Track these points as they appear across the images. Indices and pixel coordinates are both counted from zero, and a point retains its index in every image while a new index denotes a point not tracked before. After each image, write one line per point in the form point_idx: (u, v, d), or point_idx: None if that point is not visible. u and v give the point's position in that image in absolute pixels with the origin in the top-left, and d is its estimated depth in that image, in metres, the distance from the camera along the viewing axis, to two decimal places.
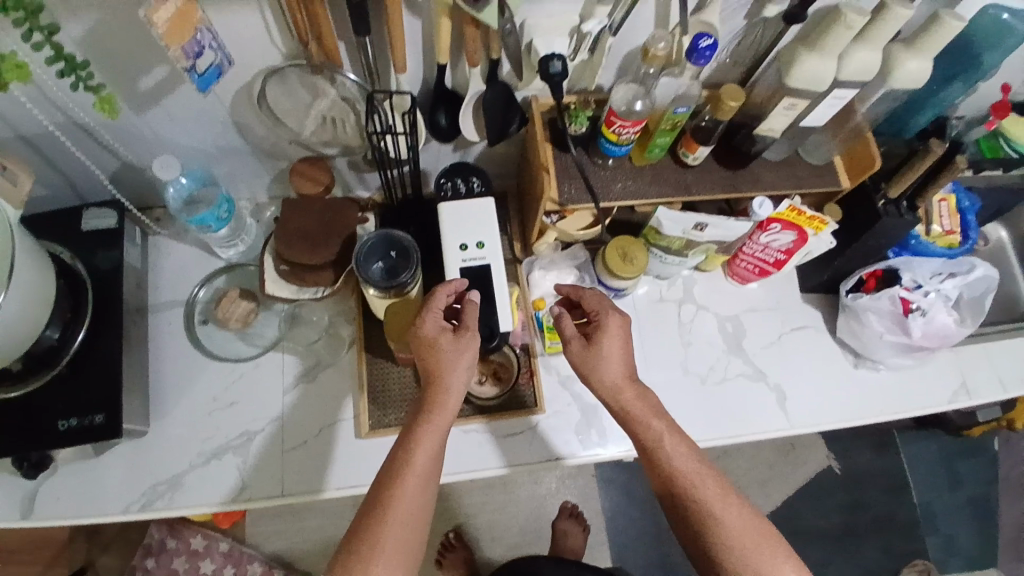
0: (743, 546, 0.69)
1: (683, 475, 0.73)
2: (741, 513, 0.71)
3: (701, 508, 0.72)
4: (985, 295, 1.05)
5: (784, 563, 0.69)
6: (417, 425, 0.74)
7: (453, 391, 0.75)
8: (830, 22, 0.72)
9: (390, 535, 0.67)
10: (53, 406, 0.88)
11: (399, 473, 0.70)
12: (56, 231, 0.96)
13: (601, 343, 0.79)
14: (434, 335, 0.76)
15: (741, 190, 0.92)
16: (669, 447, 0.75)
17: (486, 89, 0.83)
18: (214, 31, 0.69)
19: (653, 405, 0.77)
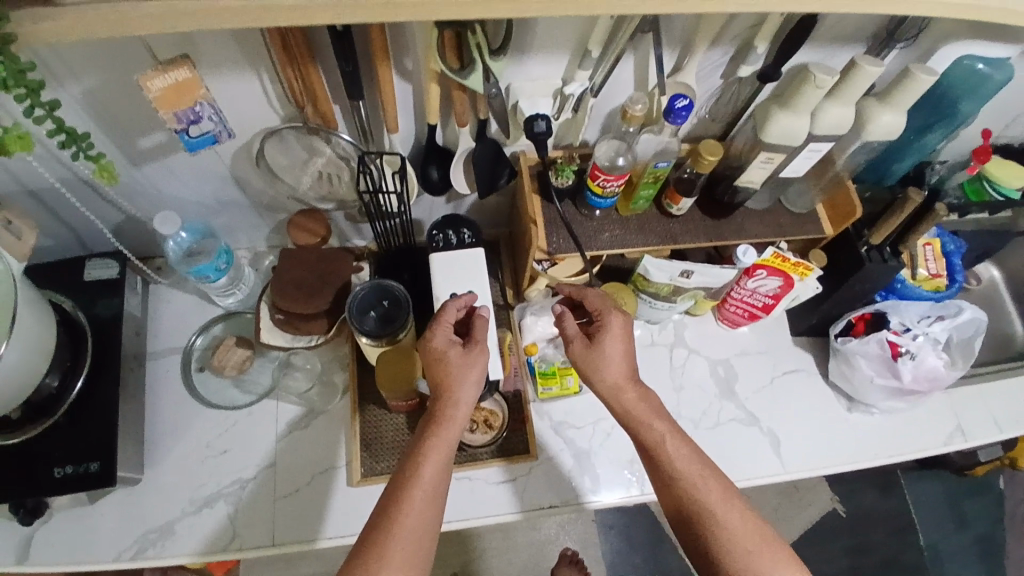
0: (748, 547, 0.69)
1: (686, 476, 0.74)
2: (744, 515, 0.71)
3: (704, 510, 0.71)
4: (974, 337, 1.04)
5: (787, 566, 0.69)
6: (425, 437, 0.74)
7: (461, 404, 0.76)
8: (800, 83, 0.74)
9: (398, 545, 0.66)
10: (49, 453, 0.90)
11: (407, 484, 0.70)
12: (59, 281, 0.99)
13: (602, 344, 0.79)
14: (444, 348, 0.78)
15: (724, 238, 0.95)
16: (671, 449, 0.75)
17: (475, 146, 0.87)
18: (215, 105, 0.74)
19: (654, 406, 0.78)
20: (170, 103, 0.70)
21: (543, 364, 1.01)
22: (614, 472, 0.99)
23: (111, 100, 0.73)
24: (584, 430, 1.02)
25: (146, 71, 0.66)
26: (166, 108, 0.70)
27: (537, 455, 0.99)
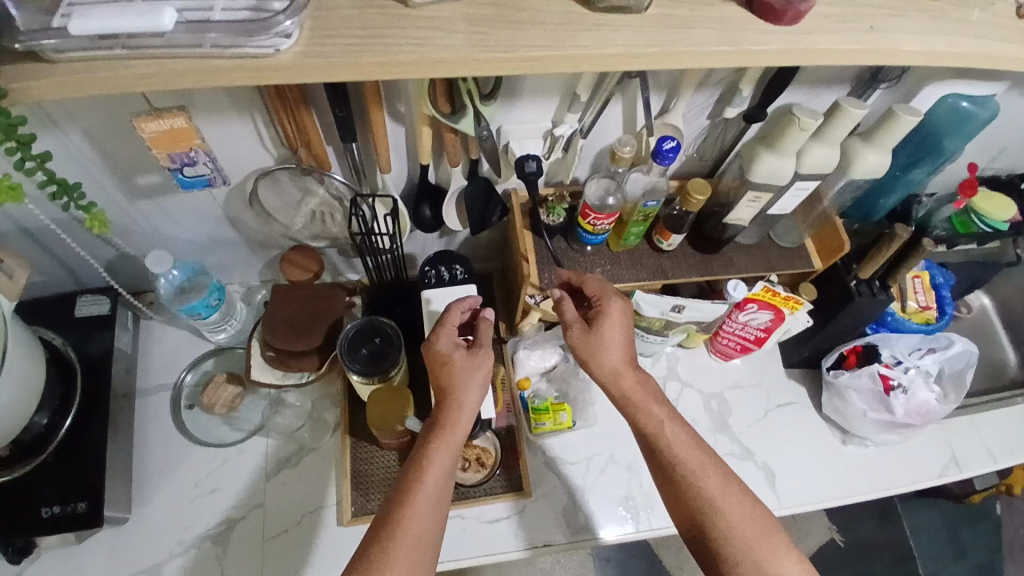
0: (746, 534, 0.68)
1: (682, 463, 0.73)
2: (742, 501, 0.70)
3: (703, 497, 0.70)
4: (965, 370, 1.05)
5: (789, 556, 0.68)
6: (429, 441, 0.73)
7: (466, 409, 0.75)
8: (785, 125, 0.76)
9: (401, 552, 0.64)
10: (38, 493, 0.88)
11: (410, 488, 0.69)
12: (50, 319, 0.98)
13: (601, 327, 0.78)
14: (449, 351, 0.77)
15: (715, 272, 0.96)
16: (669, 434, 0.74)
17: (467, 184, 0.88)
18: (213, 155, 0.76)
19: (653, 392, 0.77)
20: (166, 146, 0.72)
21: (536, 400, 1.01)
22: (609, 509, 0.98)
23: (107, 142, 0.74)
24: (578, 466, 1.01)
25: (141, 114, 0.67)
26: (161, 150, 0.72)
27: (530, 493, 0.97)
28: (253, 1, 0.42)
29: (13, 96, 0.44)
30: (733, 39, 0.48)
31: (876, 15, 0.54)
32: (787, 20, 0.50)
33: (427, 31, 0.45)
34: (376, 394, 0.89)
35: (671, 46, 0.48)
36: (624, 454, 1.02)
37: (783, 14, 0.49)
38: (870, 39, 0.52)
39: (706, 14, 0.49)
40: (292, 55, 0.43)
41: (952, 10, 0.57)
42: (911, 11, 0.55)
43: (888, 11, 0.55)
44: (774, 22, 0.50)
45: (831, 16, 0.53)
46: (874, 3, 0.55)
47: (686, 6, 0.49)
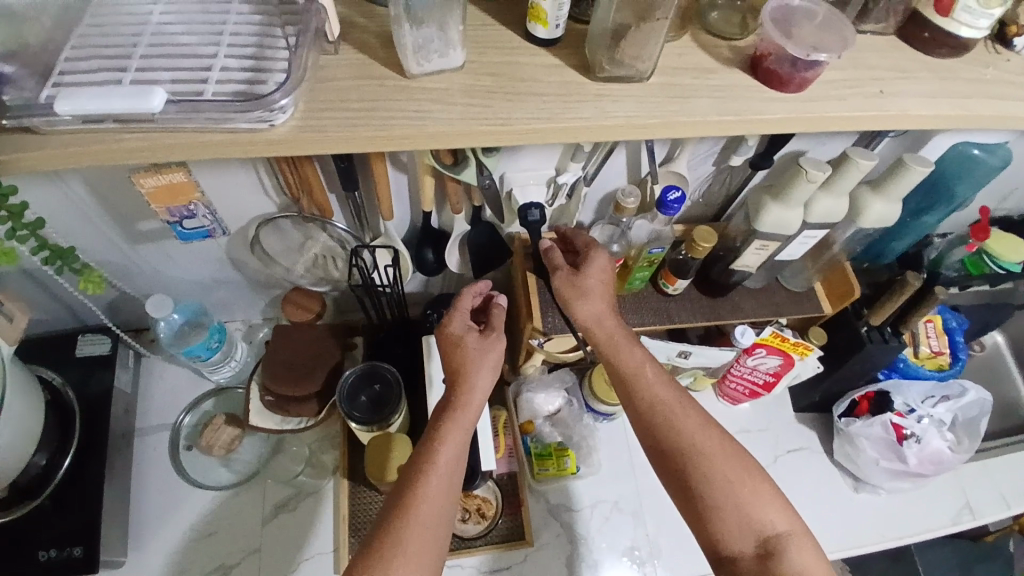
0: (727, 477, 0.67)
1: (661, 406, 0.70)
2: (723, 442, 0.69)
3: (684, 438, 0.69)
4: (979, 418, 1.02)
5: (777, 506, 0.67)
6: (441, 422, 0.70)
7: (476, 390, 0.72)
8: (792, 177, 0.75)
9: (413, 537, 0.63)
10: (34, 536, 0.87)
11: (422, 471, 0.66)
12: (51, 359, 0.98)
13: (588, 272, 0.76)
14: (461, 333, 0.76)
15: (721, 317, 0.94)
16: (649, 377, 0.72)
17: (469, 229, 0.87)
18: (212, 208, 0.78)
19: (634, 338, 0.74)
20: (163, 200, 0.74)
21: (537, 444, 1.00)
22: (613, 559, 0.96)
23: (110, 189, 0.74)
24: (581, 513, 0.99)
25: (141, 170, 0.68)
26: (159, 203, 0.74)
27: (533, 542, 0.95)
28: (249, 75, 0.42)
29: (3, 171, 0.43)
30: (738, 107, 0.48)
31: (885, 78, 0.54)
32: (792, 89, 0.49)
33: (426, 103, 0.45)
34: (388, 439, 0.87)
35: (672, 115, 0.47)
36: (628, 501, 1.00)
37: (789, 83, 0.49)
38: (877, 104, 0.51)
39: (708, 82, 0.49)
40: (287, 129, 0.43)
41: (963, 70, 0.56)
42: (920, 72, 0.55)
43: (896, 74, 0.54)
44: (780, 90, 0.49)
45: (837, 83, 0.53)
46: (881, 65, 0.54)
47: (689, 74, 0.49)
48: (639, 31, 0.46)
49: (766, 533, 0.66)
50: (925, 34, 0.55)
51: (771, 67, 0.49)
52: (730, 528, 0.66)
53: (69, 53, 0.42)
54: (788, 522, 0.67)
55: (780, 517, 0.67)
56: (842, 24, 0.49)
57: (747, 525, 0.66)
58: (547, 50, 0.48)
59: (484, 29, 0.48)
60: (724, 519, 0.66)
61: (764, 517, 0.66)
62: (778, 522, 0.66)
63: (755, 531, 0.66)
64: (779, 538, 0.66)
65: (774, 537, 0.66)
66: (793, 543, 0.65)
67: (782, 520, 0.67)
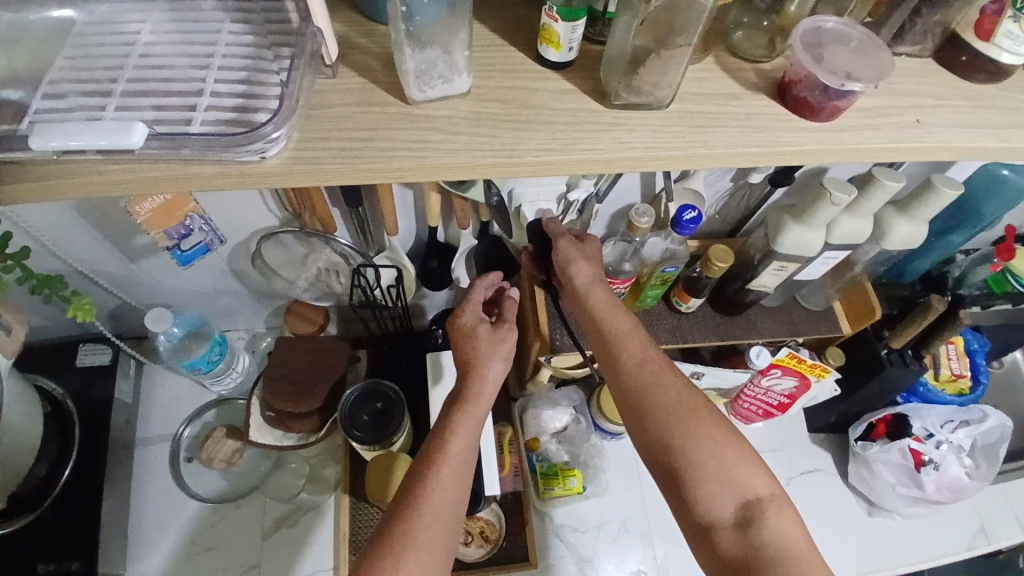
0: (708, 438, 0.63)
1: (646, 365, 0.66)
2: (706, 405, 0.65)
3: (665, 400, 0.64)
4: (999, 444, 0.98)
5: (760, 472, 0.63)
6: (452, 410, 0.68)
7: (489, 380, 0.70)
8: (815, 198, 0.71)
9: (423, 529, 0.60)
10: (32, 550, 0.86)
11: (431, 459, 0.64)
12: (51, 367, 0.96)
13: (587, 244, 0.75)
14: (473, 324, 0.74)
15: (736, 337, 0.91)
16: (634, 337, 0.68)
17: (476, 244, 0.86)
18: (207, 218, 0.77)
19: (619, 305, 0.71)
20: (161, 222, 0.73)
21: (543, 462, 0.97)
22: None
23: (110, 204, 0.74)
24: (587, 534, 0.96)
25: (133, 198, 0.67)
26: (157, 228, 0.73)
27: (537, 563, 0.93)
28: (240, 102, 0.39)
29: None
30: (763, 138, 0.45)
31: (918, 106, 0.51)
32: (823, 117, 0.46)
33: (430, 132, 0.42)
34: (388, 458, 0.85)
35: (692, 147, 0.44)
36: (636, 522, 0.98)
37: (820, 111, 0.46)
38: (906, 137, 0.49)
39: (731, 108, 0.46)
40: (281, 160, 0.40)
41: (1003, 97, 0.53)
42: (956, 100, 0.52)
43: (932, 102, 0.51)
44: (809, 118, 0.47)
45: (865, 116, 0.50)
46: (916, 92, 0.52)
47: (711, 101, 0.46)
48: (658, 59, 0.43)
49: (747, 498, 0.61)
50: (963, 58, 0.52)
51: (800, 95, 0.46)
52: (712, 493, 0.61)
53: (50, 79, 0.39)
54: (772, 489, 0.62)
55: (763, 481, 0.62)
56: (878, 51, 0.47)
57: (728, 489, 0.61)
58: (559, 73, 0.45)
59: (494, 50, 0.45)
60: (703, 482, 0.62)
61: (746, 481, 0.62)
62: (761, 488, 0.62)
63: (736, 496, 0.61)
64: (761, 503, 0.61)
65: (756, 502, 0.61)
66: (775, 510, 0.61)
67: (765, 485, 0.62)
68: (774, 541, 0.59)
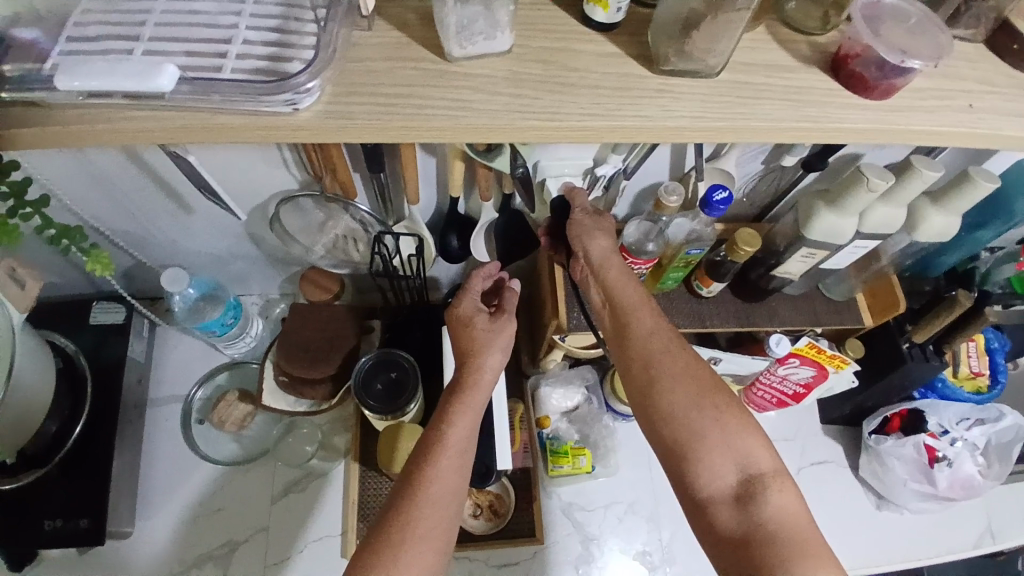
0: (713, 410, 0.62)
1: (656, 333, 0.66)
2: (712, 378, 0.64)
3: (671, 372, 0.64)
4: (1013, 444, 0.97)
5: (762, 447, 0.62)
6: (453, 394, 0.68)
7: (487, 369, 0.70)
8: (850, 184, 0.69)
9: (423, 517, 0.60)
10: (42, 503, 0.88)
11: (433, 451, 0.64)
12: (63, 324, 0.96)
13: (603, 217, 0.73)
14: (471, 314, 0.74)
15: (758, 324, 0.89)
16: (646, 307, 0.68)
17: (498, 217, 0.84)
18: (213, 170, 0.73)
19: (632, 276, 0.70)
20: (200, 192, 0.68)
21: (554, 442, 0.97)
22: (626, 564, 0.93)
23: (136, 148, 0.71)
24: (595, 513, 0.97)
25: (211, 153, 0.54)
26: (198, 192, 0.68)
27: (543, 540, 0.93)
28: (272, 51, 0.38)
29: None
30: (812, 113, 0.44)
31: (972, 91, 0.49)
32: (874, 96, 0.45)
33: (466, 91, 0.40)
34: (397, 428, 0.85)
35: (739, 121, 0.42)
36: (644, 504, 0.97)
37: (873, 88, 0.45)
38: (955, 123, 0.47)
39: (780, 80, 0.44)
40: (312, 114, 0.39)
41: None
42: (1010, 87, 0.49)
43: (984, 88, 0.49)
44: (860, 95, 0.46)
45: (914, 98, 0.48)
46: (970, 76, 0.49)
47: (763, 72, 0.44)
48: (714, 22, 0.40)
49: (750, 473, 0.60)
50: (1015, 46, 0.49)
51: (855, 70, 0.44)
52: (713, 465, 0.61)
53: (76, 20, 0.38)
54: (776, 466, 0.61)
55: (766, 457, 0.61)
56: (937, 28, 0.45)
57: (731, 462, 0.61)
58: (605, 35, 0.43)
59: (537, 9, 0.43)
60: (705, 453, 0.61)
61: (750, 456, 0.61)
62: (764, 463, 0.61)
63: (739, 470, 0.61)
64: (763, 480, 0.60)
65: (758, 477, 0.60)
66: (777, 487, 0.60)
67: (768, 461, 0.61)
68: (775, 517, 0.58)
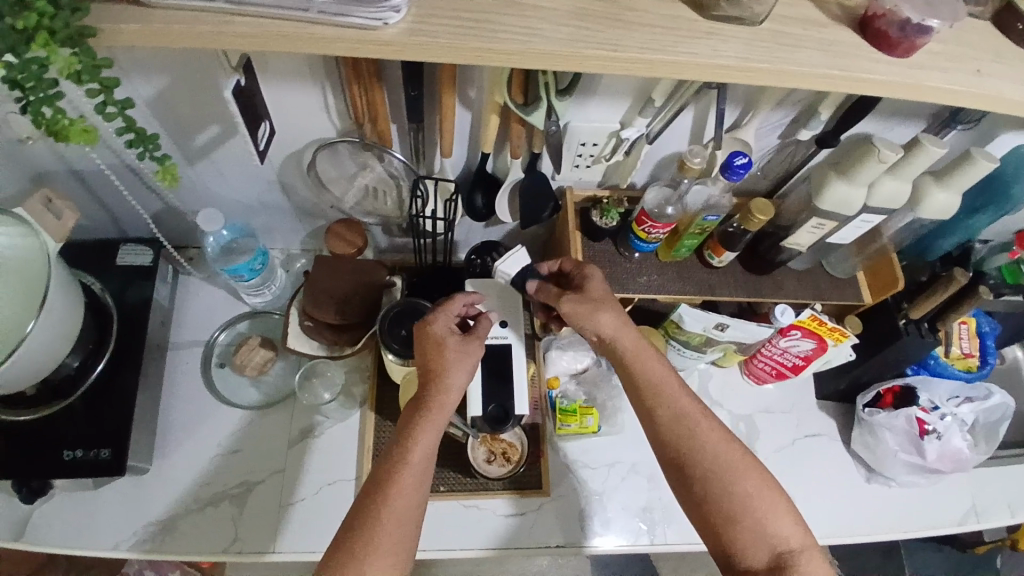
0: (747, 490, 0.71)
1: (682, 417, 0.74)
2: (743, 457, 0.73)
3: (703, 451, 0.73)
4: (1000, 422, 1.02)
5: (790, 523, 0.71)
6: (415, 418, 0.71)
7: (453, 390, 0.73)
8: (862, 155, 0.74)
9: (384, 534, 0.65)
10: (61, 436, 0.90)
11: (395, 470, 0.68)
12: (92, 263, 0.99)
13: (589, 289, 0.81)
14: (443, 334, 0.76)
15: (763, 294, 0.94)
16: (669, 391, 0.76)
17: (524, 177, 0.87)
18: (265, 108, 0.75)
19: (653, 351, 0.79)
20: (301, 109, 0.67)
21: (564, 400, 1.01)
22: (626, 520, 0.98)
23: (186, 83, 0.73)
24: (598, 471, 1.01)
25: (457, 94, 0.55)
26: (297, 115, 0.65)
27: (549, 492, 0.98)
28: None
29: (99, 24, 0.45)
30: (843, 63, 0.50)
31: (980, 59, 0.54)
32: (897, 53, 0.52)
33: (535, 20, 0.44)
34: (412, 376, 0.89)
35: (771, 65, 0.47)
36: (645, 465, 1.02)
37: (896, 46, 0.51)
38: (967, 84, 0.52)
39: (811, 33, 0.50)
40: (398, 30, 0.43)
41: None
42: (1016, 59, 0.54)
43: (992, 57, 0.54)
44: (885, 52, 0.52)
45: (930, 61, 0.53)
46: (980, 47, 0.55)
47: (799, 25, 0.50)
48: None
49: (782, 547, 0.69)
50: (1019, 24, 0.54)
51: (881, 28, 0.51)
52: (746, 541, 0.70)
53: None
54: (802, 540, 0.70)
55: (794, 533, 0.70)
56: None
57: (763, 540, 0.69)
58: None
59: None
60: (739, 530, 0.70)
61: (781, 532, 0.70)
62: (792, 538, 0.70)
63: (770, 546, 0.69)
64: (793, 553, 0.69)
65: (788, 553, 0.69)
66: (805, 558, 0.69)
67: (796, 538, 0.70)
68: None
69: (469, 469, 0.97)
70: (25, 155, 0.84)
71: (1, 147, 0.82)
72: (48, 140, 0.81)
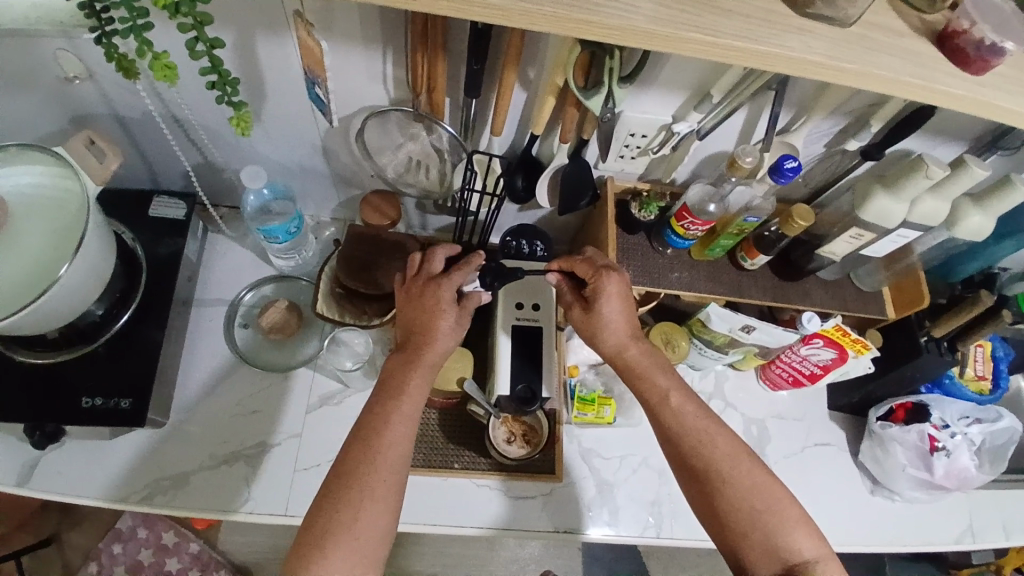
0: (756, 506, 0.71)
1: (686, 433, 0.75)
2: (751, 471, 0.73)
3: (710, 467, 0.73)
4: (1006, 445, 1.04)
5: (803, 534, 0.71)
6: (405, 372, 0.73)
7: (441, 350, 0.75)
8: (910, 169, 0.74)
9: (380, 482, 0.67)
10: (82, 383, 0.89)
11: (384, 423, 0.70)
12: (125, 212, 0.99)
13: (594, 306, 0.79)
14: (444, 302, 0.75)
15: (789, 300, 0.95)
16: (675, 404, 0.77)
17: (568, 164, 0.87)
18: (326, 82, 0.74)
19: (659, 363, 0.79)
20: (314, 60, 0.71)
21: (583, 389, 1.03)
22: (635, 511, 0.99)
23: (250, 37, 0.72)
24: (610, 462, 1.02)
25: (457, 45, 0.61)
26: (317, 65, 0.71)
27: (562, 478, 0.98)
28: None
29: None
30: (923, 73, 0.51)
31: None
32: (971, 71, 0.52)
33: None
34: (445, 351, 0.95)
35: (851, 67, 0.48)
36: (657, 459, 1.03)
37: (972, 63, 0.52)
38: None
39: (892, 40, 0.51)
40: None
41: None
42: None
43: None
44: (960, 68, 0.52)
45: (1001, 80, 0.54)
46: None
47: (880, 31, 0.51)
48: None
49: (794, 561, 0.70)
50: None
51: (959, 46, 0.51)
52: (757, 554, 0.71)
53: None
54: (816, 550, 0.71)
55: (810, 544, 0.70)
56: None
57: (774, 555, 0.70)
58: None
59: None
60: (747, 544, 0.71)
61: (792, 545, 0.70)
62: (807, 550, 0.70)
63: (781, 561, 0.70)
64: (807, 565, 0.69)
65: (800, 565, 0.69)
66: (819, 569, 0.69)
67: (811, 548, 0.70)
68: None
69: (485, 450, 0.98)
70: (69, 95, 0.83)
71: (50, 86, 0.81)
72: (96, 81, 0.81)
